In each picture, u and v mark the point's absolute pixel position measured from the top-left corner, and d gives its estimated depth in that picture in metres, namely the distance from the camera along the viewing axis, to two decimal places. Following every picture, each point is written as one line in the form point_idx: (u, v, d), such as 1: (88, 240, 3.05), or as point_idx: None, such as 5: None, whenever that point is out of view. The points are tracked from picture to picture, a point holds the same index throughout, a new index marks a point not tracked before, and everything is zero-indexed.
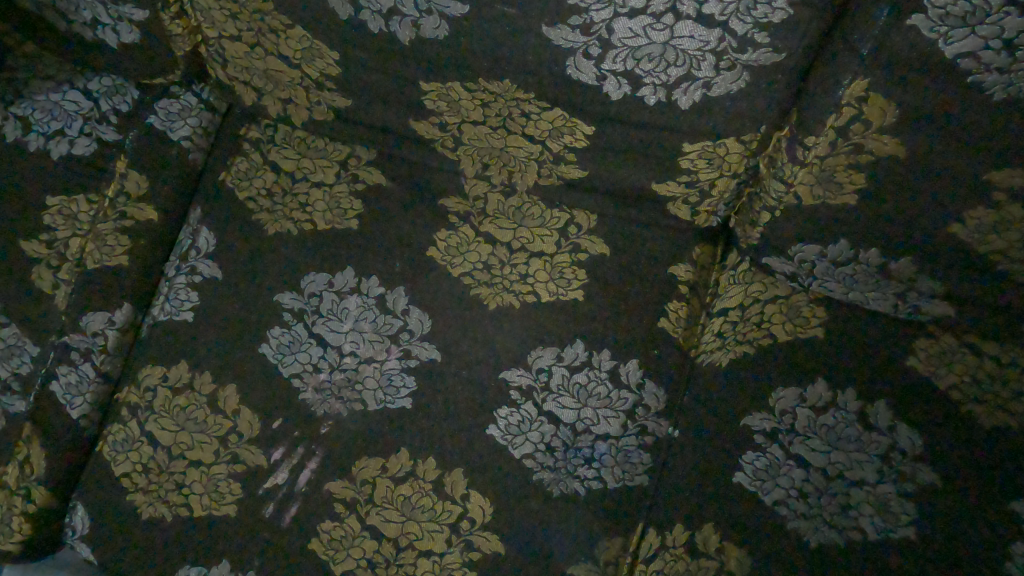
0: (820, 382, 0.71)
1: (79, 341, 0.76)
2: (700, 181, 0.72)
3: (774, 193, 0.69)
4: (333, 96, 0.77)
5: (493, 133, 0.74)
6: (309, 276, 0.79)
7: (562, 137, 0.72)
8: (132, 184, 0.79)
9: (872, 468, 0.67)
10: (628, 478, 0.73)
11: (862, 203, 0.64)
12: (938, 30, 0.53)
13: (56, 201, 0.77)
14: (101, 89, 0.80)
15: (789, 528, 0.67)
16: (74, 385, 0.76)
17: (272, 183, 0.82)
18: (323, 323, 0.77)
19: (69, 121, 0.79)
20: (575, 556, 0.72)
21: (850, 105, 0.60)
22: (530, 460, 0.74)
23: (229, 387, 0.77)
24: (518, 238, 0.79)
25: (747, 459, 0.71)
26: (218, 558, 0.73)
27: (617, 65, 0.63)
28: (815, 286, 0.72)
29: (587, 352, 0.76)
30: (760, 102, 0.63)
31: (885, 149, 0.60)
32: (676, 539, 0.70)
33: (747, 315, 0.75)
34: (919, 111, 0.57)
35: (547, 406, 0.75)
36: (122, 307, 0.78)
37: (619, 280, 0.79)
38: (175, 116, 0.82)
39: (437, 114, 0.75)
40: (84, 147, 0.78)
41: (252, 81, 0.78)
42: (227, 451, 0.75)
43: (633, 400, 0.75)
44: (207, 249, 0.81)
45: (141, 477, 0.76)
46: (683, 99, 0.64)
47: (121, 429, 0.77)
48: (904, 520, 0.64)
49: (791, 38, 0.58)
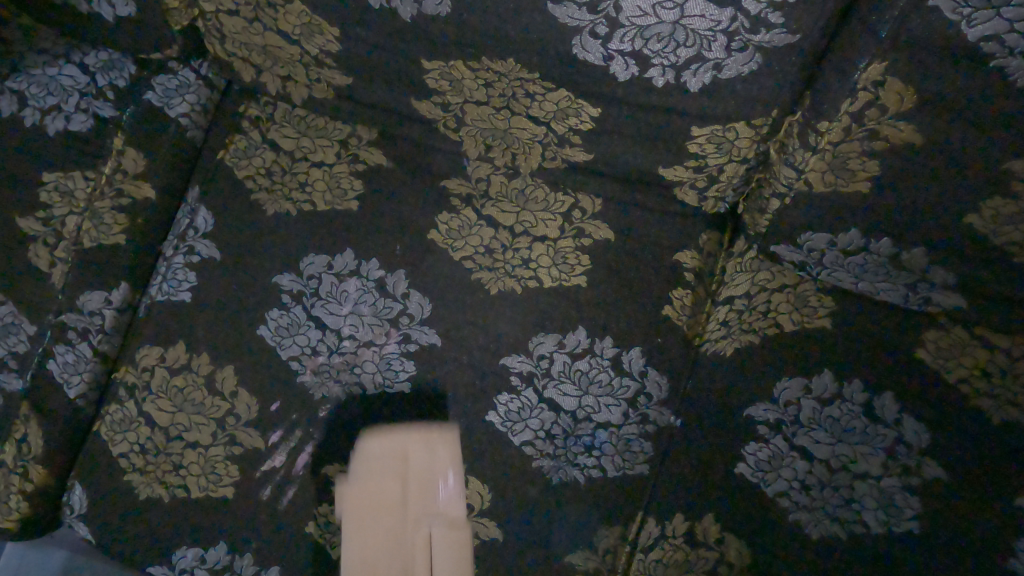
0: (827, 372, 0.69)
1: (76, 320, 0.75)
2: (709, 166, 0.70)
3: (784, 180, 0.67)
4: (333, 74, 0.75)
5: (496, 114, 0.72)
6: (307, 257, 0.78)
7: (568, 119, 0.70)
8: (129, 162, 0.77)
9: (877, 462, 0.66)
10: (629, 467, 0.73)
11: (875, 191, 0.62)
12: (960, 12, 0.51)
13: (53, 176, 0.75)
14: (98, 64, 0.77)
15: (792, 520, 0.68)
16: (71, 365, 0.75)
17: (271, 162, 0.81)
18: (322, 305, 0.76)
19: (65, 96, 0.76)
20: (572, 544, 0.72)
21: (867, 90, 0.58)
22: (530, 447, 0.73)
23: (227, 369, 0.76)
24: (521, 221, 0.77)
25: (750, 450, 0.70)
26: (217, 539, 0.74)
27: (625, 45, 0.61)
28: (824, 275, 0.70)
29: (589, 339, 0.75)
30: (773, 85, 0.61)
31: (900, 135, 0.58)
32: (676, 528, 0.71)
33: (754, 303, 0.73)
34: (938, 97, 0.55)
35: (548, 393, 0.74)
36: (119, 287, 0.77)
37: (623, 266, 0.77)
38: (173, 93, 0.80)
39: (440, 94, 0.73)
40: (80, 122, 0.76)
41: (251, 57, 0.76)
42: (224, 433, 0.75)
43: (635, 388, 0.74)
44: (206, 229, 0.80)
45: (138, 457, 0.75)
46: (692, 81, 0.62)
47: (119, 409, 0.77)
48: (908, 514, 0.64)
49: (806, 19, 0.56)
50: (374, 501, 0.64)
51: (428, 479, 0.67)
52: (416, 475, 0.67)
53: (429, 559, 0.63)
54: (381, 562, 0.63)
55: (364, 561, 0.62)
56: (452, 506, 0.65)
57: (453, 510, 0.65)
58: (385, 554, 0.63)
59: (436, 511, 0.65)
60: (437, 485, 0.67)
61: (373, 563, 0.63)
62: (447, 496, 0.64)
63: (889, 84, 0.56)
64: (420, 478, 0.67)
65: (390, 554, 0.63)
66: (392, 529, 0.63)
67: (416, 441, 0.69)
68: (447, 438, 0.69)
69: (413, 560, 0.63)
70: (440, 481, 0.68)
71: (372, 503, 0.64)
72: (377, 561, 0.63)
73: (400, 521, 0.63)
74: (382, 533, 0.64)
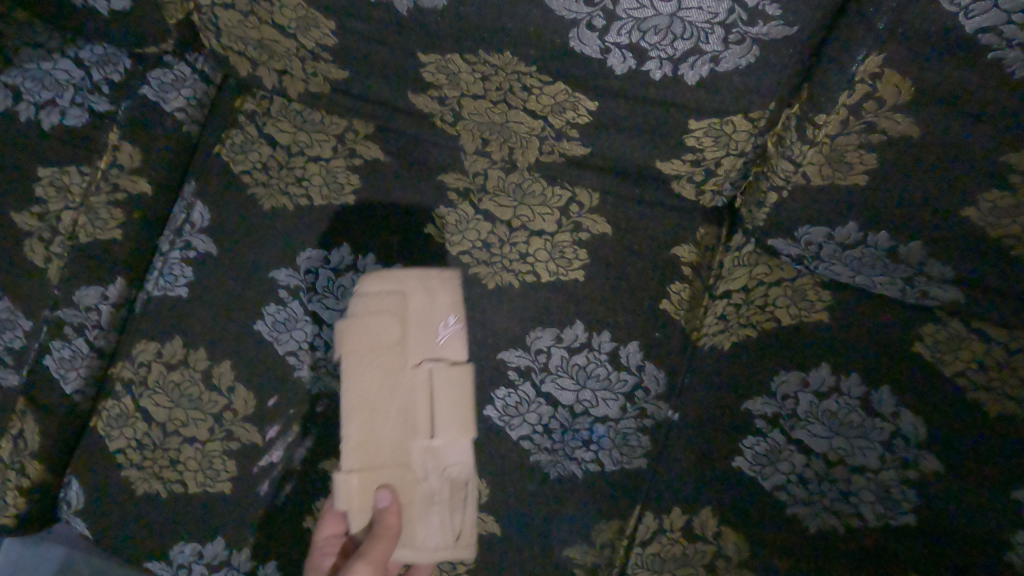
0: (825, 366, 0.69)
1: (72, 315, 0.74)
2: (706, 160, 0.70)
3: (780, 173, 0.67)
4: (330, 68, 0.74)
5: (494, 107, 0.72)
6: (304, 252, 0.77)
7: (565, 112, 0.70)
8: (125, 157, 0.77)
9: (874, 455, 0.67)
10: (626, 461, 0.73)
11: (872, 184, 0.62)
12: (958, 3, 0.50)
13: (49, 170, 0.74)
14: (93, 58, 0.77)
15: (789, 513, 0.68)
16: (68, 361, 0.74)
17: (268, 157, 0.80)
18: (319, 300, 0.76)
19: (60, 90, 0.75)
20: (570, 538, 0.72)
21: (865, 82, 0.57)
22: (528, 441, 0.73)
23: (224, 364, 0.76)
24: (518, 215, 0.77)
25: (747, 443, 0.70)
26: (214, 534, 0.74)
27: (622, 38, 0.60)
28: (821, 269, 0.70)
29: (586, 334, 0.75)
30: (770, 78, 0.61)
31: (897, 128, 0.58)
32: (673, 522, 0.71)
33: (752, 297, 0.73)
34: (935, 90, 0.55)
35: (546, 388, 0.74)
36: (115, 282, 0.77)
37: (621, 260, 0.76)
38: (169, 87, 0.79)
39: (437, 87, 0.72)
40: (76, 117, 0.75)
41: (247, 51, 0.76)
42: (221, 429, 0.74)
43: (633, 382, 0.74)
44: (202, 224, 0.80)
45: (135, 452, 0.75)
46: (689, 74, 0.62)
47: (116, 404, 0.76)
48: (905, 507, 0.65)
49: (802, 11, 0.55)
50: (374, 339, 0.63)
51: (429, 322, 0.65)
52: (417, 315, 0.65)
53: (430, 405, 0.64)
54: (382, 421, 0.63)
55: (364, 400, 0.62)
56: (455, 342, 0.65)
57: (455, 353, 0.65)
58: (390, 417, 0.63)
59: (437, 353, 0.65)
60: (437, 327, 0.65)
61: (372, 436, 0.62)
62: (452, 332, 0.65)
63: (887, 76, 0.56)
64: (422, 322, 0.65)
65: (389, 389, 0.64)
66: (392, 364, 0.64)
67: (418, 276, 0.66)
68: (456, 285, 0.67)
69: (416, 416, 0.64)
70: (440, 323, 0.66)
71: (372, 344, 0.63)
72: (379, 437, 0.63)
73: (402, 356, 0.64)
74: (380, 367, 0.63)
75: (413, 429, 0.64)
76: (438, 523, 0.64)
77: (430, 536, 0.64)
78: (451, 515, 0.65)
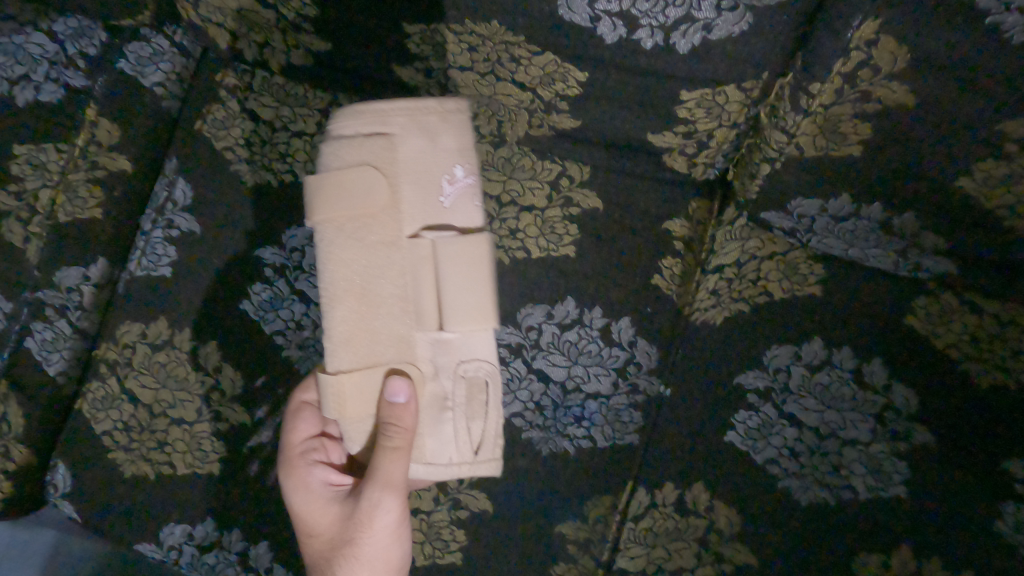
0: (817, 340, 0.69)
1: (53, 297, 0.73)
2: (699, 132, 0.69)
3: (774, 144, 0.65)
4: (313, 40, 0.73)
5: (483, 79, 0.71)
6: (289, 230, 0.76)
7: (554, 84, 0.69)
8: (103, 133, 0.74)
9: (865, 427, 0.66)
10: (618, 437, 0.73)
11: (866, 155, 0.62)
12: None
13: (24, 150, 0.72)
14: (67, 31, 0.73)
15: (780, 486, 0.68)
16: (49, 343, 0.73)
17: (250, 133, 0.78)
18: (306, 278, 0.74)
19: (33, 65, 0.72)
20: (562, 515, 0.72)
21: (859, 49, 0.58)
22: (519, 418, 0.73)
23: (210, 345, 0.75)
24: (509, 190, 0.75)
25: (739, 418, 0.70)
26: (205, 515, 0.74)
27: (612, 5, 0.61)
28: (813, 242, 0.69)
29: (578, 310, 0.74)
30: (760, 47, 0.61)
31: (894, 96, 0.58)
32: (665, 498, 0.70)
33: (744, 272, 0.72)
34: (930, 56, 0.55)
35: (536, 364, 0.73)
36: (97, 262, 0.75)
37: (613, 237, 0.75)
38: (147, 61, 0.76)
39: (422, 59, 0.71)
40: (51, 93, 0.72)
41: (228, 23, 0.75)
42: (209, 410, 0.74)
43: (625, 358, 0.73)
44: (184, 202, 0.78)
45: (122, 434, 0.75)
46: (682, 43, 0.62)
47: (101, 387, 0.75)
48: (897, 480, 0.65)
49: None
50: (368, 208, 0.54)
51: (428, 178, 0.56)
52: (408, 165, 0.56)
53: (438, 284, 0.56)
54: (375, 314, 0.54)
55: (352, 277, 0.54)
56: (463, 202, 0.57)
57: (466, 219, 0.57)
58: (387, 305, 0.55)
59: (442, 217, 0.57)
60: (441, 184, 0.57)
61: (372, 327, 0.54)
62: (456, 189, 0.57)
63: (883, 43, 0.56)
64: (418, 177, 0.56)
65: (393, 270, 0.55)
66: (382, 236, 0.55)
67: (404, 113, 0.57)
68: (461, 123, 0.58)
69: (420, 304, 0.55)
70: (445, 177, 0.57)
71: (360, 210, 0.54)
72: (373, 327, 0.54)
73: (397, 222, 0.55)
74: (377, 240, 0.55)
75: (415, 320, 0.56)
76: (453, 434, 0.57)
77: (444, 449, 0.57)
78: (467, 424, 0.58)
